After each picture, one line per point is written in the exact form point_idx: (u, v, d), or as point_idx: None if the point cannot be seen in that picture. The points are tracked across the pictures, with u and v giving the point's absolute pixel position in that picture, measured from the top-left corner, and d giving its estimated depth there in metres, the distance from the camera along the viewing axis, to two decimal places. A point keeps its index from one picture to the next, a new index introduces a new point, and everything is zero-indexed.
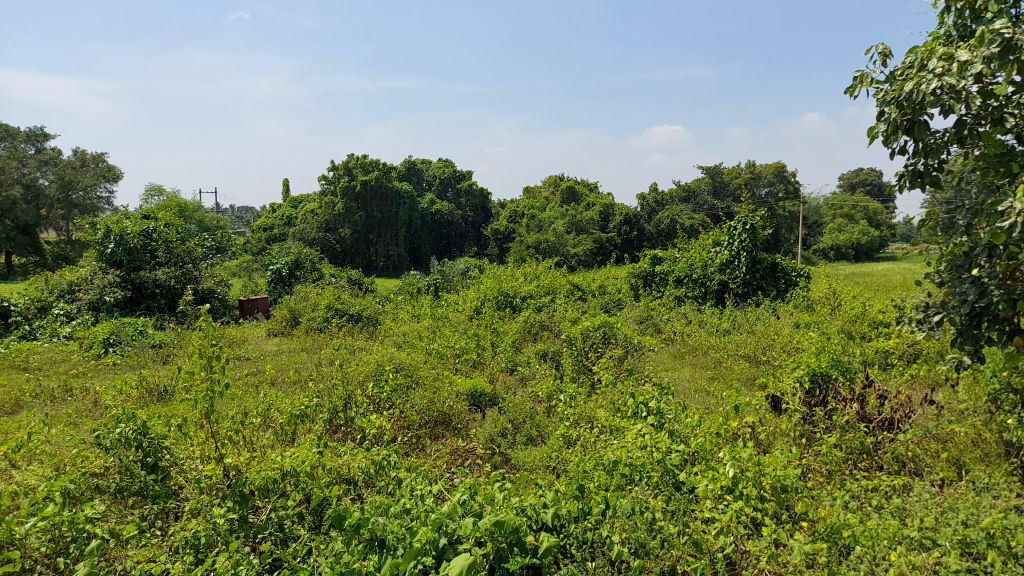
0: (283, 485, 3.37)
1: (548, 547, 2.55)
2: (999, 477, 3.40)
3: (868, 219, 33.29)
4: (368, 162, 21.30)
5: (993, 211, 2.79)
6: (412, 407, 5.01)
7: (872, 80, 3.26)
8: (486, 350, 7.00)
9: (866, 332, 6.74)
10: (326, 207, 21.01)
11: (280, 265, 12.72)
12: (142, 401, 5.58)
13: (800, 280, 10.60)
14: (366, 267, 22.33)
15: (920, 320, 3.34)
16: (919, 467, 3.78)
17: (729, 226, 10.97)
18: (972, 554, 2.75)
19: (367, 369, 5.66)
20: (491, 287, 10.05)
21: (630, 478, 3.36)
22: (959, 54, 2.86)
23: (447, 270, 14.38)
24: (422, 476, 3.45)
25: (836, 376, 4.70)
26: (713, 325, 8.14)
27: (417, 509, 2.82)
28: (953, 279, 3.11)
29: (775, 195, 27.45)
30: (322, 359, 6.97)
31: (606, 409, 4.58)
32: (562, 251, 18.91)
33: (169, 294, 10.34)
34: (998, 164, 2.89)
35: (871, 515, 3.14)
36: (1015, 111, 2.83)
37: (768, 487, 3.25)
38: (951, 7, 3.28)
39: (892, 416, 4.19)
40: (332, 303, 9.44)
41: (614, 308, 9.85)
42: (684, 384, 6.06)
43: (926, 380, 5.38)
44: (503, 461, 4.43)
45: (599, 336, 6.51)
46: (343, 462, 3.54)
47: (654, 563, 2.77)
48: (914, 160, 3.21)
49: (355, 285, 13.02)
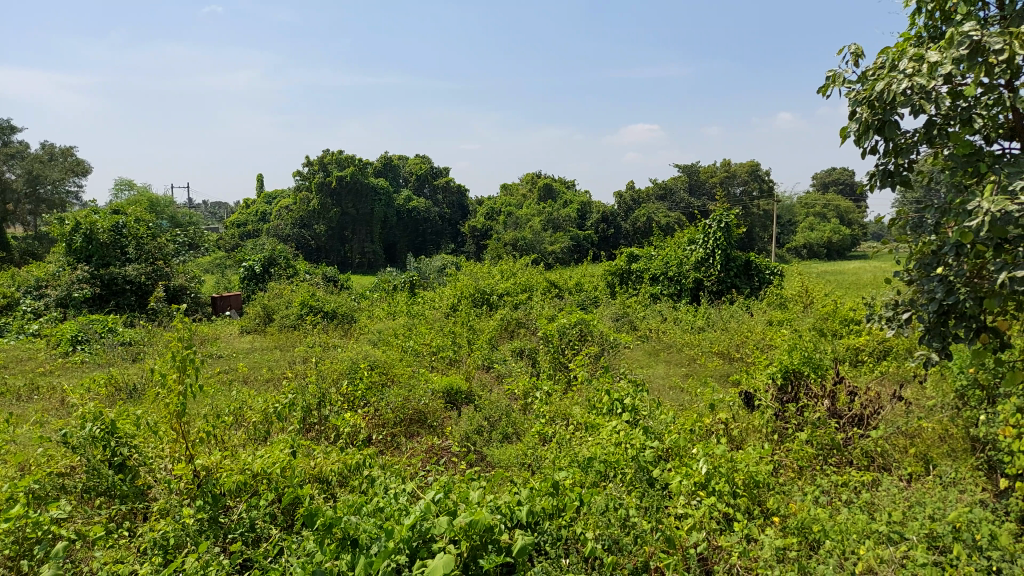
0: (255, 484, 3.30)
1: (523, 546, 2.54)
2: (966, 472, 3.47)
3: (840, 218, 33.78)
4: (344, 157, 21.05)
5: (962, 210, 2.84)
6: (387, 405, 4.97)
7: (844, 80, 3.31)
8: (462, 348, 6.96)
9: (837, 330, 6.84)
10: (301, 203, 20.72)
11: (253, 261, 12.53)
12: (111, 400, 5.49)
13: (774, 278, 10.73)
14: (342, 264, 22.14)
15: (890, 317, 3.39)
16: (887, 462, 3.86)
17: (704, 225, 11.04)
18: (938, 547, 2.82)
19: (341, 367, 5.60)
20: (468, 284, 10.01)
21: (605, 474, 3.37)
22: (928, 56, 2.93)
23: (423, 268, 14.37)
24: (397, 474, 3.43)
25: (807, 373, 4.76)
26: (688, 322, 8.20)
27: (391, 508, 2.80)
28: (922, 277, 3.18)
29: (749, 194, 27.70)
30: (296, 357, 6.90)
31: (581, 407, 4.61)
32: (539, 249, 18.90)
33: (139, 290, 10.16)
34: (966, 164, 2.96)
35: (841, 510, 3.19)
36: (983, 112, 2.90)
37: (741, 484, 3.29)
38: (922, 9, 3.34)
39: (862, 412, 4.25)
40: (306, 301, 9.31)
41: (590, 305, 9.90)
42: (659, 382, 6.10)
43: (895, 376, 5.47)
44: (479, 459, 4.42)
45: (575, 333, 6.52)
46: (315, 461, 3.49)
47: (627, 560, 2.77)
48: (885, 159, 3.27)
49: (330, 282, 12.91)
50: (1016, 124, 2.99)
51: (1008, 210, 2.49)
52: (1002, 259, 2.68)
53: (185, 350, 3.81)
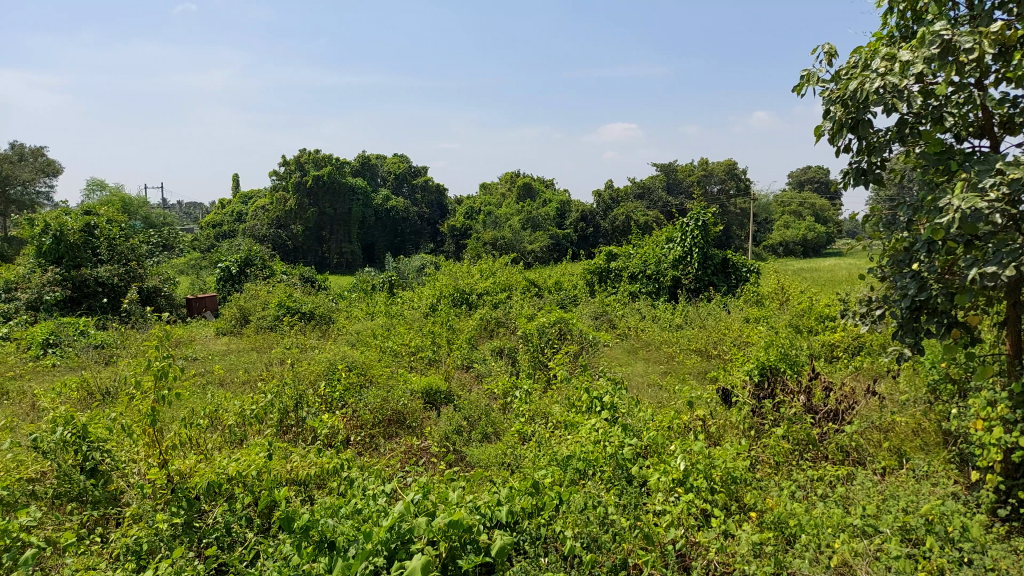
0: (230, 488, 3.25)
1: (502, 546, 2.53)
2: (938, 465, 3.53)
3: (816, 216, 34.18)
4: (321, 157, 20.89)
5: (934, 207, 2.89)
6: (366, 406, 4.93)
7: (818, 79, 3.36)
8: (441, 347, 6.93)
9: (813, 327, 6.91)
10: (277, 203, 20.51)
11: (229, 262, 12.39)
12: (83, 404, 5.39)
13: (751, 276, 10.81)
14: (319, 265, 21.94)
15: (864, 313, 3.44)
16: (862, 456, 3.91)
17: (681, 223, 11.11)
18: (911, 539, 2.86)
19: (318, 368, 5.56)
20: (447, 283, 9.98)
21: (584, 472, 3.38)
22: (900, 55, 2.98)
23: (402, 268, 14.30)
24: (375, 475, 3.41)
25: (784, 369, 4.81)
26: (667, 320, 8.24)
27: (369, 510, 2.78)
28: (894, 274, 3.23)
29: (726, 193, 27.92)
30: (273, 358, 6.82)
31: (560, 405, 4.61)
32: (519, 248, 18.88)
33: (112, 293, 10.01)
34: (937, 162, 3.03)
35: (817, 504, 3.23)
36: (953, 111, 2.96)
37: (718, 479, 3.32)
38: (893, 9, 3.38)
39: (837, 407, 4.29)
40: (283, 302, 9.22)
41: (570, 304, 9.93)
42: (638, 380, 6.13)
43: (870, 371, 5.54)
44: (458, 459, 4.41)
45: (554, 332, 6.54)
46: (291, 464, 3.43)
47: (606, 558, 2.78)
48: (858, 158, 3.31)
49: (308, 283, 12.80)
50: (986, 122, 3.04)
51: (978, 207, 2.57)
52: (972, 255, 2.74)
53: (162, 354, 3.73)
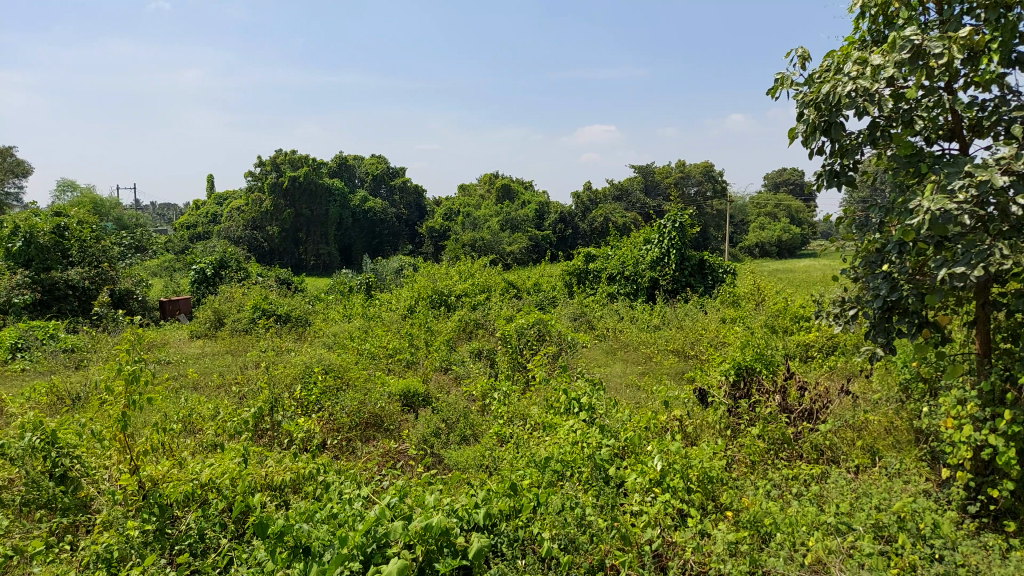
0: (203, 494, 3.20)
1: (478, 549, 2.52)
2: (910, 463, 3.58)
3: (791, 218, 34.59)
4: (297, 157, 20.72)
5: (905, 209, 2.94)
6: (342, 409, 4.89)
7: (792, 83, 3.41)
8: (419, 349, 6.91)
9: (788, 327, 6.99)
10: (253, 204, 20.26)
11: (203, 264, 12.21)
12: (52, 409, 5.28)
13: (727, 277, 10.91)
14: (296, 266, 21.74)
15: (837, 314, 3.49)
16: (836, 455, 3.97)
17: (658, 224, 11.18)
18: (884, 536, 2.90)
19: (294, 371, 5.51)
20: (426, 285, 9.95)
21: (562, 474, 3.38)
22: (872, 59, 3.03)
23: (379, 270, 14.22)
24: (352, 479, 3.38)
25: (760, 369, 4.86)
26: (644, 321, 8.29)
27: (345, 514, 2.76)
28: (867, 275, 3.27)
29: (703, 194, 28.14)
30: (248, 361, 6.73)
31: (539, 406, 4.62)
32: (497, 249, 18.85)
33: (83, 295, 9.83)
34: (908, 164, 3.08)
35: (792, 503, 3.27)
36: (924, 114, 3.01)
37: (695, 479, 3.35)
38: (865, 13, 3.43)
39: (812, 407, 4.34)
40: (259, 304, 9.11)
41: (548, 306, 9.94)
42: (616, 381, 6.14)
43: (844, 371, 5.61)
44: (436, 462, 4.39)
45: (533, 334, 6.54)
46: (266, 470, 3.38)
47: (583, 559, 2.78)
48: (831, 160, 3.36)
49: (284, 285, 12.68)
50: (955, 126, 3.10)
51: (947, 209, 2.62)
52: (943, 256, 2.79)
53: (134, 358, 3.65)
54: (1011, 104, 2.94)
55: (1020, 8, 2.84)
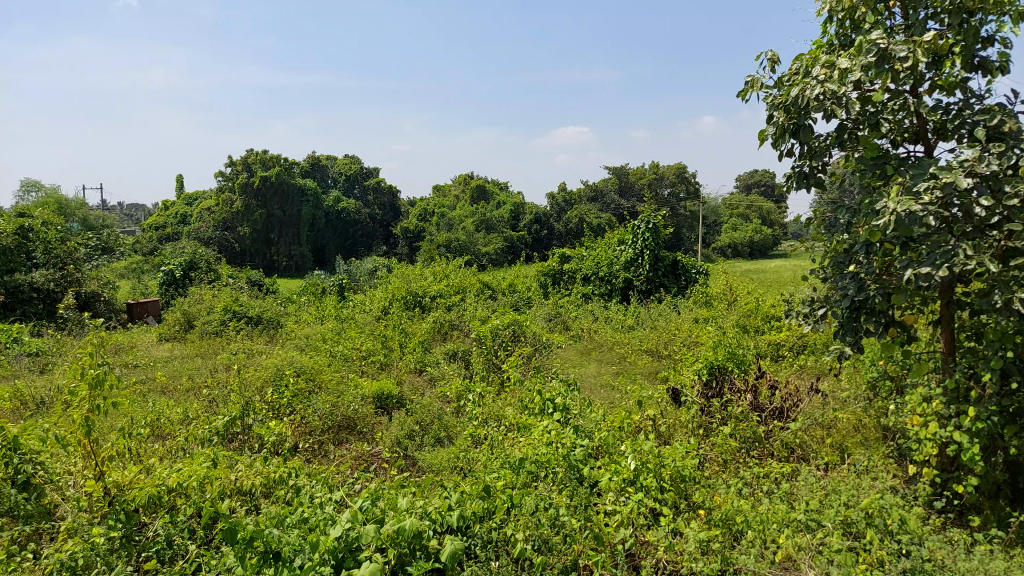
0: (171, 499, 3.14)
1: (452, 552, 2.51)
2: (877, 460, 3.64)
3: (763, 219, 35.04)
4: (269, 157, 20.47)
5: (871, 210, 2.99)
6: (315, 412, 4.84)
7: (762, 85, 3.45)
8: (393, 351, 6.86)
9: (759, 327, 7.08)
10: (223, 205, 19.96)
11: (172, 266, 12.00)
12: (15, 414, 5.16)
13: (700, 277, 11.01)
14: (268, 267, 21.49)
15: (806, 314, 3.54)
16: (806, 452, 4.02)
17: (632, 225, 11.25)
18: (852, 532, 2.96)
19: (265, 374, 5.44)
20: (400, 286, 9.90)
21: (536, 475, 3.37)
22: (839, 63, 3.08)
23: (353, 271, 14.11)
24: (324, 482, 3.34)
25: (732, 368, 4.91)
26: (619, 322, 8.33)
27: (316, 518, 2.73)
28: (835, 275, 3.32)
29: (677, 195, 28.38)
30: (218, 364, 6.63)
31: (513, 407, 4.62)
32: (473, 250, 18.81)
33: (47, 298, 9.56)
34: (874, 166, 3.14)
35: (763, 501, 3.31)
36: (889, 117, 3.07)
37: (668, 478, 3.38)
38: (833, 17, 3.49)
39: (783, 405, 4.38)
40: (229, 306, 8.97)
41: (523, 307, 9.95)
42: (590, 381, 6.16)
43: (813, 369, 5.70)
44: (410, 464, 4.37)
45: (508, 334, 6.54)
46: (236, 474, 3.32)
47: (557, 559, 2.79)
48: (800, 162, 3.41)
49: (255, 287, 12.52)
50: (920, 128, 3.16)
51: (912, 210, 2.67)
52: (908, 256, 2.85)
53: (98, 361, 3.56)
54: (974, 107, 3.01)
55: (982, 14, 2.91)
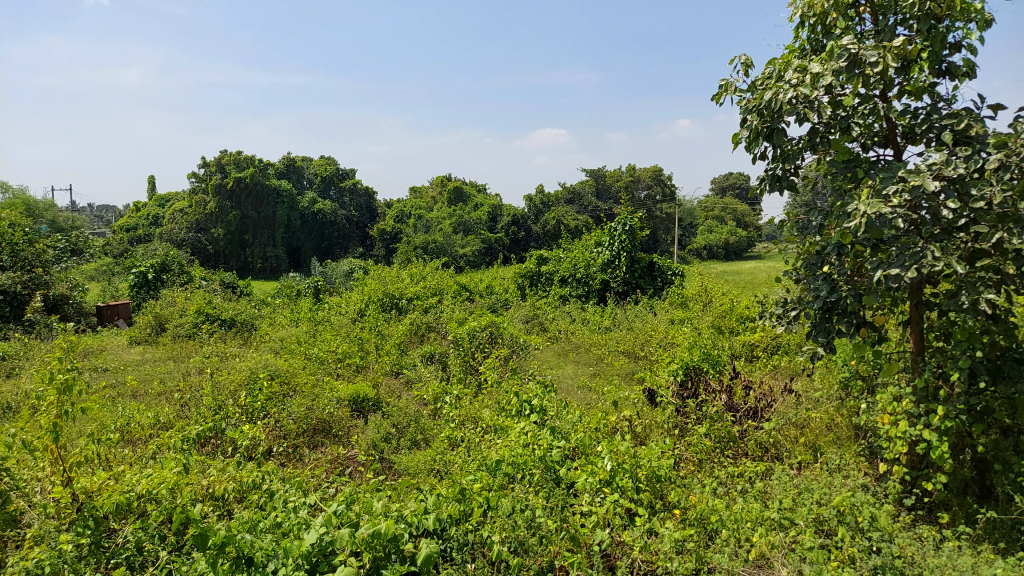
0: (142, 505, 3.08)
1: (427, 555, 2.49)
2: (849, 458, 3.70)
3: (738, 221, 35.42)
4: (243, 158, 20.25)
5: (842, 212, 3.04)
6: (289, 415, 4.78)
7: (735, 89, 3.49)
8: (369, 354, 6.82)
9: (734, 328, 7.15)
10: (196, 206, 19.68)
11: (144, 268, 11.81)
12: None
13: (676, 279, 11.09)
14: (242, 269, 21.24)
15: (780, 315, 3.58)
16: (779, 451, 4.07)
17: (609, 227, 11.30)
18: (824, 530, 3.00)
19: (239, 377, 5.37)
20: (376, 288, 9.84)
21: (513, 477, 3.37)
22: (811, 67, 3.13)
23: (329, 273, 13.99)
24: (297, 486, 3.30)
25: (707, 369, 4.95)
26: (596, 323, 8.36)
27: (290, 523, 2.70)
28: (808, 276, 3.37)
29: (653, 198, 28.58)
30: (191, 368, 6.53)
31: (490, 409, 4.62)
32: (450, 252, 18.76)
33: (14, 302, 9.29)
34: (845, 169, 3.19)
35: (737, 500, 3.34)
36: (860, 121, 3.12)
37: (643, 478, 3.40)
38: (805, 22, 3.54)
39: (757, 405, 4.43)
40: (202, 308, 8.83)
41: (501, 308, 9.95)
42: (567, 383, 6.18)
43: (787, 370, 5.76)
44: (386, 467, 4.35)
45: (485, 336, 6.53)
46: (208, 479, 3.27)
47: (533, 560, 2.79)
48: (773, 165, 3.45)
49: (229, 289, 12.36)
50: (890, 132, 3.21)
51: (882, 212, 2.72)
52: (878, 257, 2.90)
53: (66, 366, 3.48)
54: (942, 111, 3.07)
55: (949, 20, 2.98)
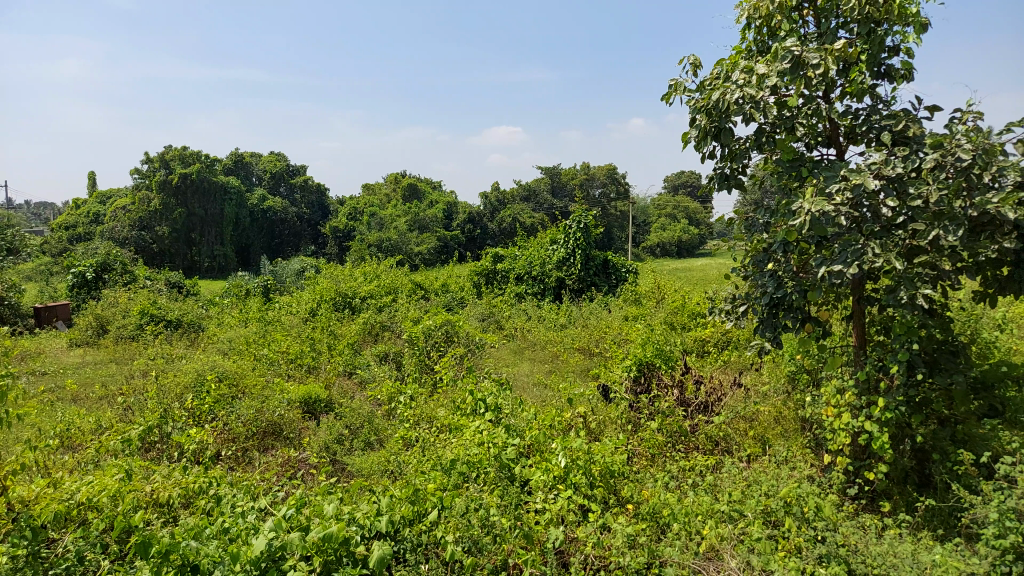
0: (82, 513, 2.99)
1: (380, 557, 2.46)
2: (796, 450, 3.80)
3: (691, 218, 36.03)
4: (189, 154, 19.67)
5: (788, 210, 3.13)
6: (237, 418, 4.65)
7: (684, 89, 3.56)
8: (321, 354, 6.72)
9: (686, 324, 7.27)
10: (140, 203, 19.07)
11: (83, 267, 11.38)
12: None
13: (630, 276, 11.22)
14: (188, 269, 20.74)
15: (729, 311, 3.66)
16: (729, 445, 4.16)
17: (565, 225, 11.36)
18: (772, 521, 3.07)
19: (185, 380, 5.22)
20: (328, 287, 9.69)
21: (467, 476, 3.36)
22: (757, 68, 3.20)
23: (280, 272, 13.73)
24: (246, 491, 3.23)
25: (659, 364, 5.05)
26: (551, 320, 8.40)
27: (238, 529, 2.65)
28: (755, 273, 3.45)
29: (607, 196, 28.84)
30: (135, 371, 6.33)
31: (446, 408, 4.61)
32: (405, 249, 18.59)
33: None
34: (790, 169, 3.27)
35: (688, 494, 3.39)
36: (804, 122, 3.21)
37: (597, 474, 3.43)
38: (751, 24, 3.61)
39: (708, 399, 4.55)
40: (146, 309, 8.55)
41: (456, 307, 9.93)
42: (523, 380, 6.19)
43: (737, 364, 5.90)
44: (339, 469, 4.29)
45: (441, 335, 6.50)
46: (153, 485, 3.18)
47: (486, 560, 2.78)
48: (722, 164, 3.52)
49: (175, 289, 12.02)
50: (833, 132, 3.30)
51: (826, 210, 2.81)
52: (822, 254, 2.98)
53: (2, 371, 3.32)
54: (881, 112, 3.18)
55: (888, 24, 3.08)
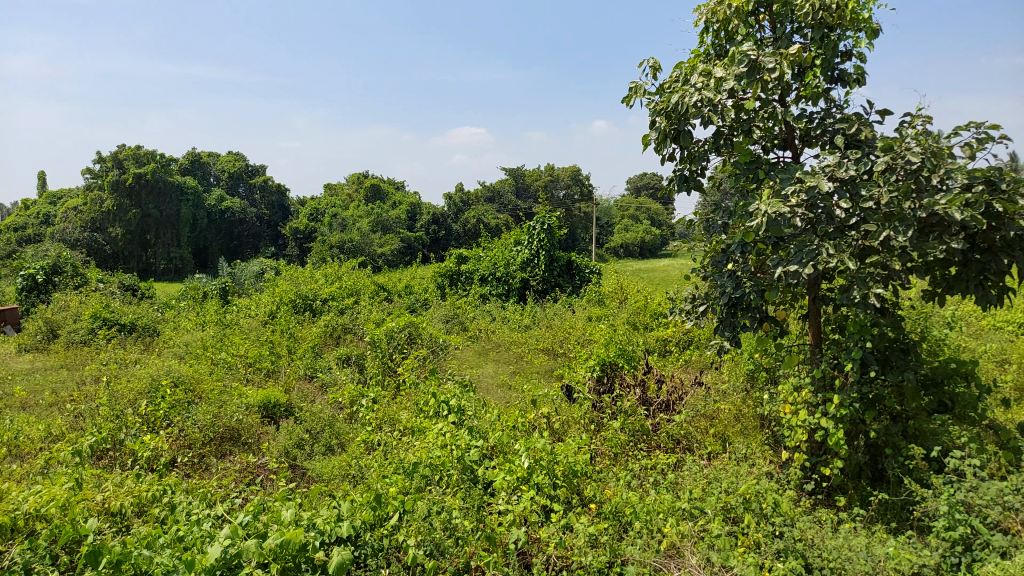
0: (30, 523, 2.86)
1: (341, 563, 2.42)
2: (754, 447, 3.86)
3: (654, 220, 36.46)
4: (143, 153, 19.16)
5: (745, 212, 3.18)
6: (194, 424, 4.55)
7: (644, 91, 3.59)
8: (281, 357, 6.62)
9: (648, 324, 7.34)
10: (92, 204, 18.53)
11: (33, 270, 11.00)
12: None
13: (593, 277, 11.30)
14: (144, 271, 20.31)
15: (689, 311, 3.71)
16: (690, 443, 4.21)
17: (529, 226, 11.39)
18: (732, 517, 3.11)
19: (139, 386, 5.09)
20: (288, 289, 9.54)
21: (430, 479, 3.34)
22: (715, 72, 3.25)
23: (239, 273, 13.48)
24: (202, 498, 3.16)
25: (622, 364, 5.11)
26: (515, 322, 8.41)
27: (193, 536, 2.59)
28: (714, 273, 3.50)
29: (571, 197, 28.99)
30: (87, 376, 6.16)
31: (409, 410, 4.57)
32: (367, 251, 18.41)
33: None
34: (747, 171, 3.33)
35: (650, 492, 3.42)
36: (760, 124, 3.27)
37: (560, 474, 3.44)
38: (709, 29, 3.67)
39: (669, 398, 4.61)
40: (99, 312, 8.32)
41: (420, 308, 9.88)
42: (486, 382, 6.18)
43: (697, 363, 6.00)
44: (299, 474, 4.23)
45: (404, 337, 6.45)
46: (103, 495, 3.09)
47: (449, 562, 2.77)
48: (681, 166, 3.57)
49: (128, 291, 11.70)
50: (789, 135, 3.37)
51: (781, 212, 2.87)
52: (778, 255, 3.04)
53: None
54: (834, 116, 3.25)
55: (840, 30, 3.15)
